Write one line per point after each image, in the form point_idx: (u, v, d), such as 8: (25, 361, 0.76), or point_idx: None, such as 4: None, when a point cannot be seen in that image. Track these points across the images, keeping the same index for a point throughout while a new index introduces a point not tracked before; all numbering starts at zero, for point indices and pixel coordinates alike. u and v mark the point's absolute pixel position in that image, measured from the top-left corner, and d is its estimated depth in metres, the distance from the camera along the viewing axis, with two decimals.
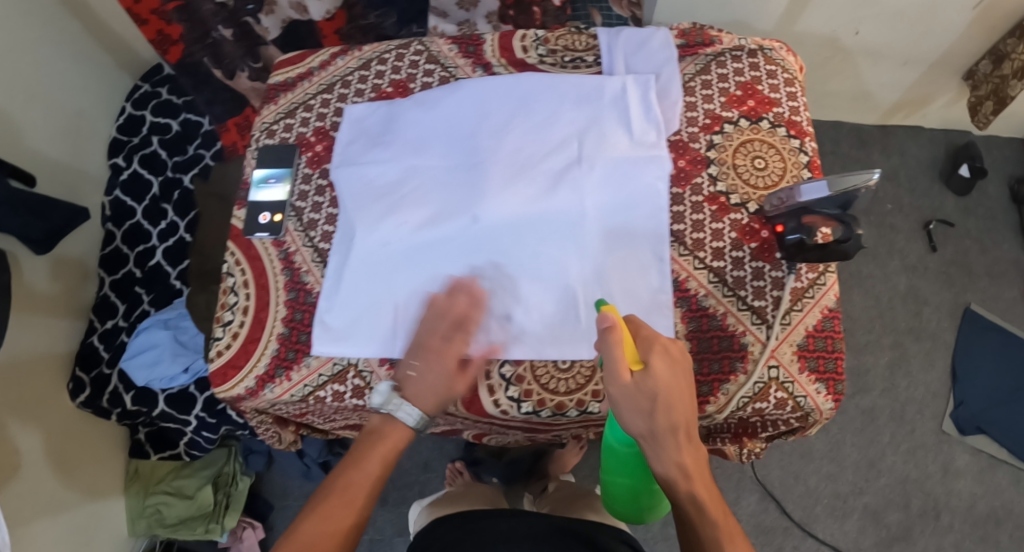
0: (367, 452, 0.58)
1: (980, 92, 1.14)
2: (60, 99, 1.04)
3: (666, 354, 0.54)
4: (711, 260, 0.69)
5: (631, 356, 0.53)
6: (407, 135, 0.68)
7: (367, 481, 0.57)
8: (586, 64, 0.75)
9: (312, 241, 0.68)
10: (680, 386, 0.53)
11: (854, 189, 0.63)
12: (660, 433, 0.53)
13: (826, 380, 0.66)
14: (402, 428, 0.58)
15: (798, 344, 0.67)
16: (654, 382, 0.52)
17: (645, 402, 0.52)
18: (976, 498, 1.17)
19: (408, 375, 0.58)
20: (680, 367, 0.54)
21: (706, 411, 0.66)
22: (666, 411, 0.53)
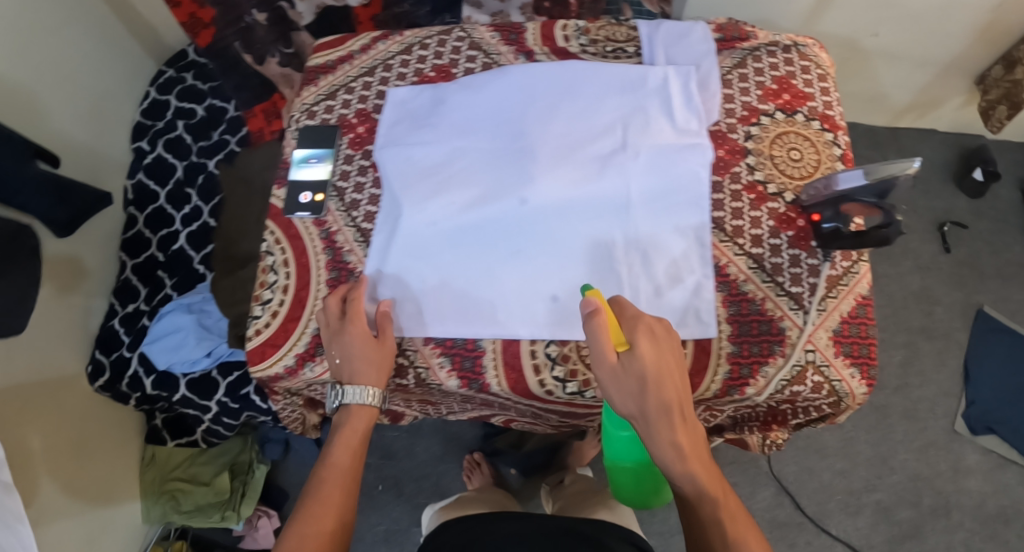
0: (333, 449, 0.63)
1: (992, 96, 1.16)
2: (85, 81, 1.04)
3: (652, 334, 0.56)
4: (751, 247, 0.70)
5: (616, 338, 0.56)
6: (453, 117, 0.69)
7: (339, 473, 0.61)
8: (628, 55, 0.76)
9: (354, 221, 0.68)
10: (668, 365, 0.56)
11: (892, 177, 0.63)
12: (653, 414, 0.55)
13: (859, 364, 0.67)
14: (362, 410, 0.63)
15: (834, 330, 0.68)
16: (640, 363, 0.54)
17: (632, 382, 0.55)
18: (985, 496, 1.18)
19: (337, 364, 0.62)
20: (666, 347, 0.56)
21: (746, 394, 0.66)
22: (656, 390, 0.55)
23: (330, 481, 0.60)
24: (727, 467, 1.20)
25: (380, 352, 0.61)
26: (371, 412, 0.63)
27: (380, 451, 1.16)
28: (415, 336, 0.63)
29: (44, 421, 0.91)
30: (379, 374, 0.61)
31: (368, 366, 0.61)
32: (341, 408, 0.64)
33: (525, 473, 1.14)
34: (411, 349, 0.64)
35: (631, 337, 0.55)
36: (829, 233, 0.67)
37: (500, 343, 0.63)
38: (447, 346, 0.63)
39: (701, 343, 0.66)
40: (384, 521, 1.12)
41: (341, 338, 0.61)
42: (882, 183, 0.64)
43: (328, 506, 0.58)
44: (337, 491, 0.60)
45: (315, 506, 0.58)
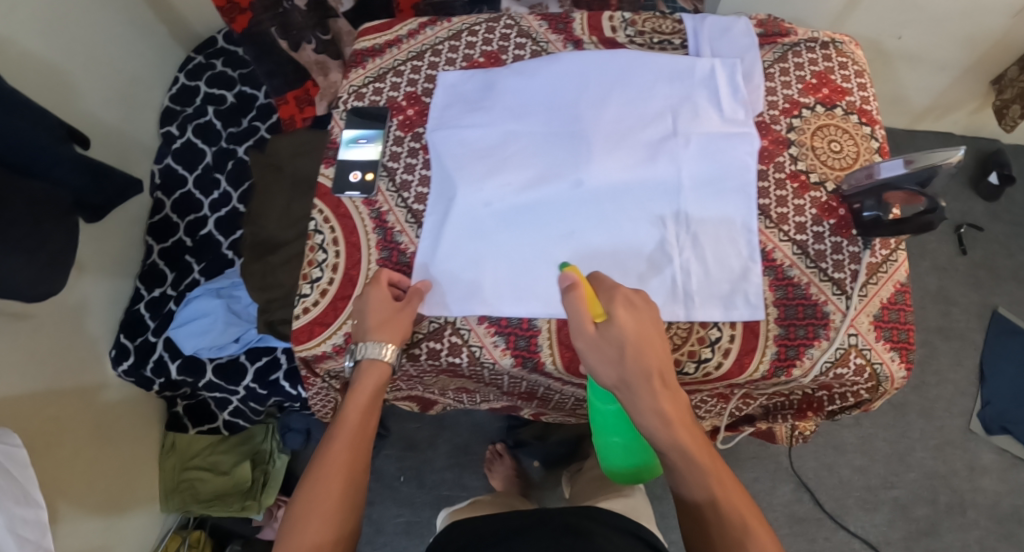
0: (346, 406, 0.61)
1: (1007, 96, 1.18)
2: (116, 63, 1.03)
3: (629, 303, 0.58)
4: (794, 233, 0.71)
5: (594, 308, 0.57)
6: (506, 101, 0.71)
7: (350, 431, 0.60)
8: (673, 47, 0.77)
9: (405, 202, 0.69)
10: (646, 332, 0.57)
11: (935, 166, 0.64)
12: (634, 381, 0.56)
13: (899, 348, 0.68)
14: (380, 367, 0.62)
15: (875, 315, 0.69)
16: (618, 331, 0.56)
17: (611, 350, 0.56)
18: (1000, 496, 1.19)
19: (363, 326, 0.62)
20: (644, 316, 0.58)
21: (793, 375, 0.67)
22: (635, 358, 0.56)
23: (332, 458, 0.58)
24: (747, 462, 1.21)
25: (396, 312, 0.62)
26: (383, 372, 0.62)
27: (402, 442, 1.16)
28: (469, 315, 0.64)
29: (67, 405, 0.89)
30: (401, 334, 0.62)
31: (385, 324, 0.62)
32: (358, 365, 0.63)
33: (548, 466, 1.14)
34: (466, 328, 0.64)
35: (608, 307, 0.57)
36: (870, 222, 0.68)
37: (555, 323, 0.63)
38: (502, 326, 0.64)
39: (750, 325, 0.66)
40: (406, 511, 1.12)
41: (366, 301, 0.62)
42: (930, 170, 0.64)
43: (341, 464, 0.58)
44: (349, 449, 0.59)
45: (327, 462, 0.58)
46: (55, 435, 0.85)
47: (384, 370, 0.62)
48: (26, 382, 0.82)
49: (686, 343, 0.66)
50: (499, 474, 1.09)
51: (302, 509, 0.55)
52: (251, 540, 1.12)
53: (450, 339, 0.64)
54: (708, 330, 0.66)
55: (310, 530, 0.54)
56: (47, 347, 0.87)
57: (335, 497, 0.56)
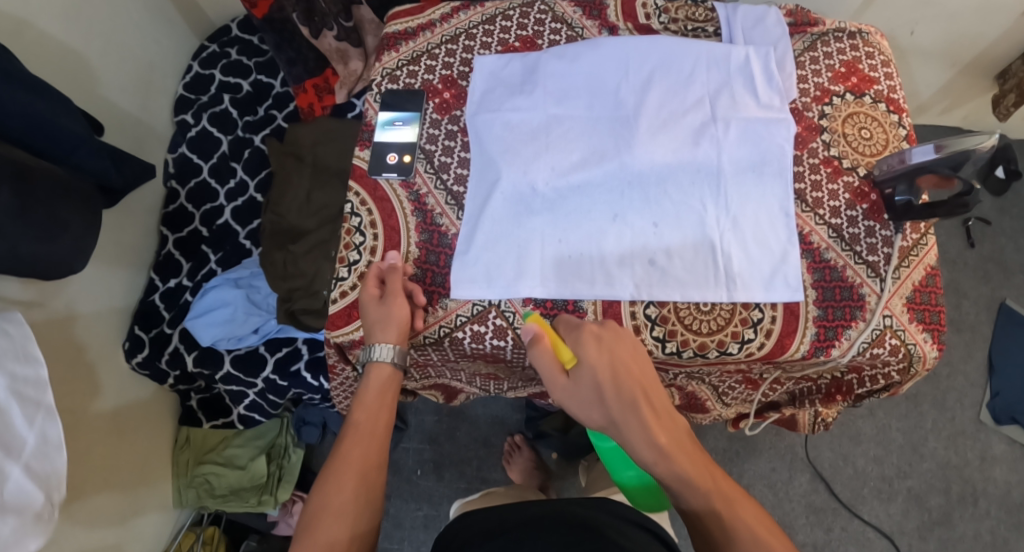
0: (354, 410, 0.63)
1: (1006, 85, 1.20)
2: (132, 50, 1.02)
3: (595, 338, 0.57)
4: (830, 218, 0.71)
5: (561, 353, 0.58)
6: (549, 85, 0.70)
7: (362, 431, 0.61)
8: (707, 34, 0.77)
9: (445, 184, 0.68)
10: (621, 365, 0.56)
11: (969, 147, 0.64)
12: (619, 418, 0.55)
13: (931, 330, 0.69)
14: (382, 366, 0.64)
15: (907, 297, 0.69)
16: (586, 374, 0.56)
17: (588, 393, 0.56)
18: (1011, 486, 1.22)
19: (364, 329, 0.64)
20: (615, 346, 0.57)
21: (831, 355, 0.67)
22: (612, 392, 0.55)
23: (347, 459, 0.58)
24: (765, 452, 1.23)
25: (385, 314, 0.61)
26: (388, 373, 0.64)
27: (422, 435, 1.16)
28: (515, 297, 0.64)
29: (80, 401, 0.86)
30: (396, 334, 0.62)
31: (378, 326, 0.62)
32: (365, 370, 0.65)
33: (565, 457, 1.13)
34: (510, 310, 0.64)
35: (574, 350, 0.57)
36: (902, 206, 0.69)
37: (600, 304, 0.64)
38: (547, 308, 0.64)
39: (790, 307, 0.66)
40: (426, 505, 1.12)
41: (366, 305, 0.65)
42: (965, 153, 0.65)
43: (352, 465, 0.58)
44: (359, 451, 0.59)
45: (339, 465, 0.58)
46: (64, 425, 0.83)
47: (392, 372, 0.64)
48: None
49: (730, 325, 0.65)
50: (519, 466, 1.09)
51: (316, 510, 0.55)
52: (268, 536, 1.10)
53: (494, 322, 0.64)
54: (750, 311, 0.65)
55: (323, 531, 0.53)
56: (59, 335, 0.84)
57: (350, 495, 0.56)
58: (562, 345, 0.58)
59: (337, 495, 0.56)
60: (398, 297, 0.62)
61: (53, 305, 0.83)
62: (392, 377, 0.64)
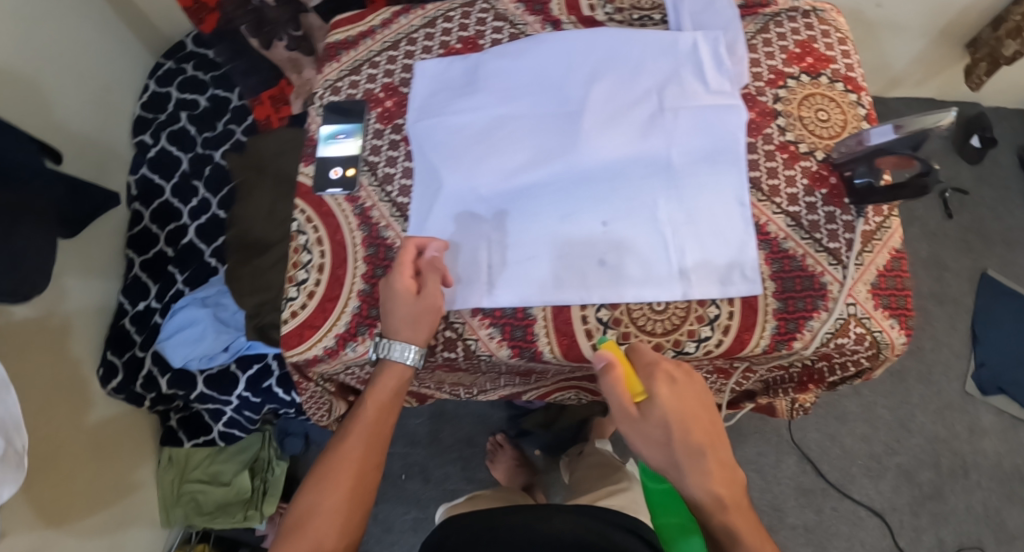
0: (362, 404, 0.61)
1: (976, 54, 1.19)
2: (85, 72, 1.00)
3: (669, 377, 0.56)
4: (787, 206, 0.69)
5: (634, 387, 0.55)
6: (493, 85, 0.67)
7: (365, 428, 0.60)
8: (654, 22, 0.75)
9: (389, 195, 0.66)
10: (691, 409, 0.55)
11: (925, 128, 0.63)
12: (684, 463, 0.54)
13: (898, 315, 0.67)
14: (400, 367, 0.61)
15: (872, 283, 0.67)
16: (660, 412, 0.54)
17: (658, 433, 0.54)
18: (1001, 456, 1.23)
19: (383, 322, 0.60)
20: (688, 388, 0.56)
21: (794, 348, 0.65)
22: (681, 437, 0.54)
23: (346, 455, 0.58)
24: (751, 437, 1.23)
25: (418, 308, 0.58)
26: (404, 371, 0.61)
27: (406, 439, 1.16)
28: (462, 308, 0.61)
29: (62, 423, 0.87)
30: (423, 333, 0.59)
31: (410, 322, 0.59)
32: (378, 361, 0.62)
33: (549, 452, 1.14)
34: (459, 321, 0.62)
35: (648, 385, 0.55)
36: (864, 188, 0.67)
37: (551, 310, 0.61)
38: (497, 317, 0.61)
39: (749, 300, 0.63)
40: (414, 509, 1.12)
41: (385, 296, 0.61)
42: (922, 132, 0.63)
43: (350, 464, 0.58)
44: (360, 447, 0.59)
45: (338, 463, 0.58)
46: (45, 453, 0.83)
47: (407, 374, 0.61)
48: (20, 399, 0.80)
49: (686, 323, 0.62)
50: (502, 465, 1.08)
51: (310, 507, 0.56)
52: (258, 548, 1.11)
53: (444, 333, 0.62)
54: (706, 308, 0.62)
55: (314, 528, 0.54)
56: (35, 362, 0.84)
57: (342, 497, 0.56)
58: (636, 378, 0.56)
59: (330, 497, 0.56)
60: (440, 303, 0.59)
61: (35, 330, 0.84)
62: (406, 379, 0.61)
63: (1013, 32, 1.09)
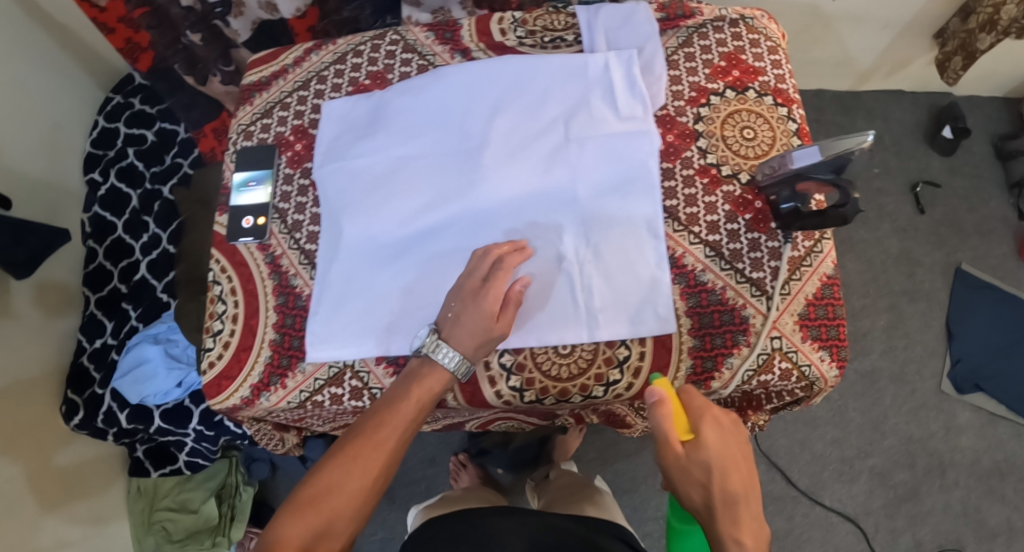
0: (406, 393, 0.56)
1: (949, 47, 1.13)
2: (34, 113, 1.01)
3: (718, 422, 0.53)
4: (707, 234, 0.64)
5: (681, 428, 0.53)
6: (395, 124, 0.66)
7: (397, 422, 0.54)
8: (567, 44, 0.72)
9: (297, 242, 0.66)
10: (735, 455, 0.52)
11: (849, 152, 0.56)
12: (718, 509, 0.51)
13: (830, 347, 0.61)
14: (441, 372, 0.56)
15: (799, 313, 0.61)
16: (705, 454, 0.51)
17: (697, 474, 0.52)
18: (979, 453, 1.21)
19: (446, 318, 0.56)
20: (734, 438, 0.53)
21: (711, 388, 0.61)
22: (720, 487, 0.51)
23: (372, 445, 0.53)
24: None
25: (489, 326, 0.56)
26: (444, 377, 0.56)
27: None
28: (366, 357, 0.61)
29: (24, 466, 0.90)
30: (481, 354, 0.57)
31: (477, 337, 0.55)
32: (422, 362, 0.57)
33: (514, 471, 1.14)
34: (365, 370, 0.62)
35: (697, 426, 0.53)
36: (789, 215, 0.60)
37: None
38: (400, 365, 0.61)
39: (661, 339, 0.60)
40: (381, 529, 1.13)
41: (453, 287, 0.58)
42: (845, 156, 0.57)
43: (378, 453, 0.53)
44: (393, 442, 0.54)
45: (368, 445, 0.53)
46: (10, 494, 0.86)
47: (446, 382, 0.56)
48: None
49: (592, 367, 0.60)
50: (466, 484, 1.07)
51: (326, 487, 0.52)
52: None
53: (350, 383, 0.62)
54: (615, 349, 0.60)
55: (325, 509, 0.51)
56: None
57: (358, 481, 0.52)
58: (687, 418, 0.54)
59: (346, 473, 0.52)
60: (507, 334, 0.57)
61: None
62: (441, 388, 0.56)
63: (987, 26, 1.01)
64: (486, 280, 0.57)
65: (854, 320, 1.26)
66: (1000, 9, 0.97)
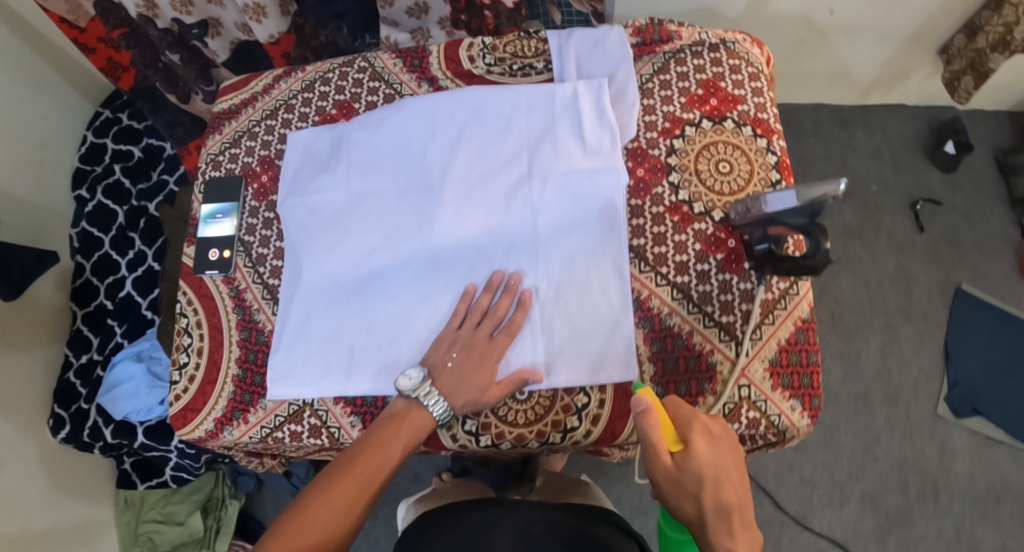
0: (390, 431, 0.56)
1: (956, 66, 1.09)
2: (20, 130, 1.02)
3: (707, 430, 0.50)
4: (674, 275, 0.62)
5: (669, 438, 0.50)
6: (354, 158, 0.66)
7: (379, 458, 0.54)
8: (537, 71, 0.70)
9: (261, 277, 0.67)
10: (729, 466, 0.48)
11: (824, 202, 0.52)
12: (712, 523, 0.47)
13: (801, 396, 0.59)
14: (426, 416, 0.56)
15: (770, 360, 0.60)
16: (696, 465, 0.48)
17: (689, 488, 0.48)
18: (975, 477, 1.17)
19: (445, 366, 0.57)
20: (726, 446, 0.49)
21: None
22: (714, 499, 0.47)
23: (355, 479, 0.53)
24: None
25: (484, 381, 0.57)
26: (421, 422, 0.56)
27: None
28: (325, 396, 0.61)
29: (15, 478, 0.90)
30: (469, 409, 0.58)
31: (476, 388, 0.57)
32: (400, 406, 0.57)
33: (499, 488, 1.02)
34: (323, 409, 0.62)
35: (686, 435, 0.49)
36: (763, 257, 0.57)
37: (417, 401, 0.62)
38: (358, 405, 0.61)
39: (623, 386, 0.59)
40: (363, 545, 1.14)
41: (452, 334, 0.59)
42: (818, 204, 0.52)
43: (362, 485, 0.53)
44: (378, 479, 0.54)
45: (349, 478, 0.53)
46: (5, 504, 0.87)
47: (425, 423, 0.56)
48: None
49: (550, 413, 0.59)
50: None
51: (305, 517, 0.51)
52: None
53: (310, 421, 0.62)
54: (575, 396, 0.59)
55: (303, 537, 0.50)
56: None
57: (338, 515, 0.51)
58: (674, 426, 0.50)
59: (328, 505, 0.51)
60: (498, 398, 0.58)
61: None
62: (422, 429, 0.56)
63: (999, 45, 0.97)
64: (491, 336, 0.59)
65: (848, 340, 1.23)
66: (1012, 28, 0.94)
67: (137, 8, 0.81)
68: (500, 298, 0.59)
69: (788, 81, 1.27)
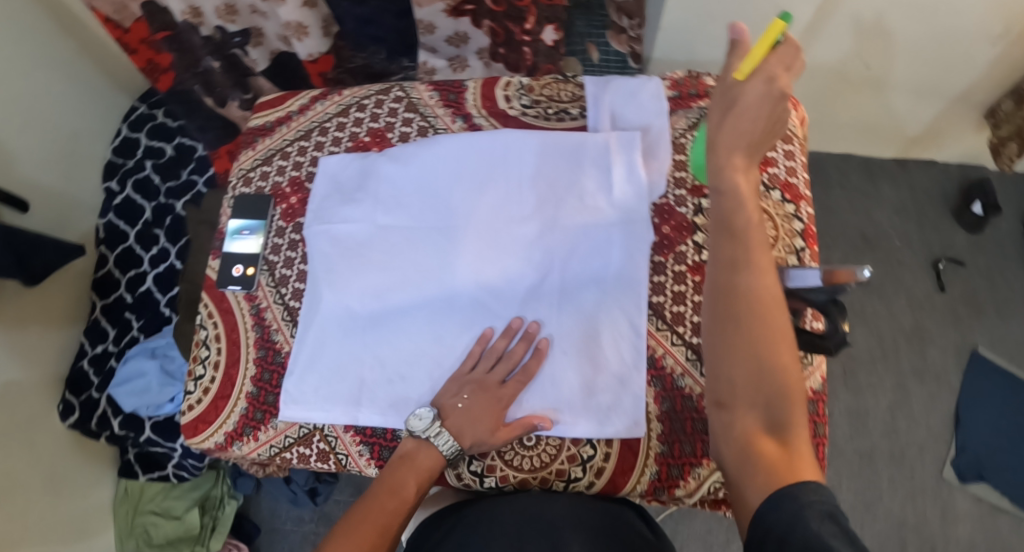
0: (401, 472, 0.57)
1: (1003, 132, 1.08)
2: (54, 120, 1.05)
3: (773, 78, 0.46)
4: (691, 336, 0.61)
5: (746, 64, 0.47)
6: (381, 191, 0.67)
7: (393, 496, 0.56)
8: (571, 117, 0.71)
9: (282, 298, 0.67)
10: (764, 117, 0.45)
11: (843, 285, 0.52)
12: (720, 145, 0.47)
13: None
14: (435, 456, 0.57)
15: None
16: (736, 93, 0.46)
17: (720, 106, 0.48)
18: (975, 544, 1.14)
19: (455, 407, 0.58)
20: (774, 101, 0.45)
21: (675, 495, 0.59)
22: (731, 128, 0.46)
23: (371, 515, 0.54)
24: None
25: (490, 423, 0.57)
26: (432, 462, 0.57)
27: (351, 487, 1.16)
28: (335, 423, 0.62)
29: (20, 462, 0.92)
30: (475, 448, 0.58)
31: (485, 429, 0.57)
32: (407, 450, 0.58)
33: None
34: (333, 435, 0.63)
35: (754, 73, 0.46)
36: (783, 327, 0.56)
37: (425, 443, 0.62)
38: (367, 435, 0.62)
39: (628, 442, 0.59)
40: None
41: (465, 376, 0.59)
42: (839, 286, 0.53)
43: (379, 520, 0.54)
44: (395, 519, 0.55)
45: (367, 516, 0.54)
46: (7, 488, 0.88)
47: (434, 463, 0.57)
48: None
49: (555, 462, 0.60)
50: None
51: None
52: None
53: (318, 445, 0.63)
54: (581, 447, 0.59)
55: None
56: None
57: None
58: (758, 60, 0.47)
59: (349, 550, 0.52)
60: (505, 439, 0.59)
61: None
62: (433, 470, 0.57)
63: None
64: (503, 381, 0.59)
65: (857, 396, 1.22)
66: None
67: (184, 15, 0.83)
68: (513, 346, 0.60)
69: (818, 131, 1.27)
